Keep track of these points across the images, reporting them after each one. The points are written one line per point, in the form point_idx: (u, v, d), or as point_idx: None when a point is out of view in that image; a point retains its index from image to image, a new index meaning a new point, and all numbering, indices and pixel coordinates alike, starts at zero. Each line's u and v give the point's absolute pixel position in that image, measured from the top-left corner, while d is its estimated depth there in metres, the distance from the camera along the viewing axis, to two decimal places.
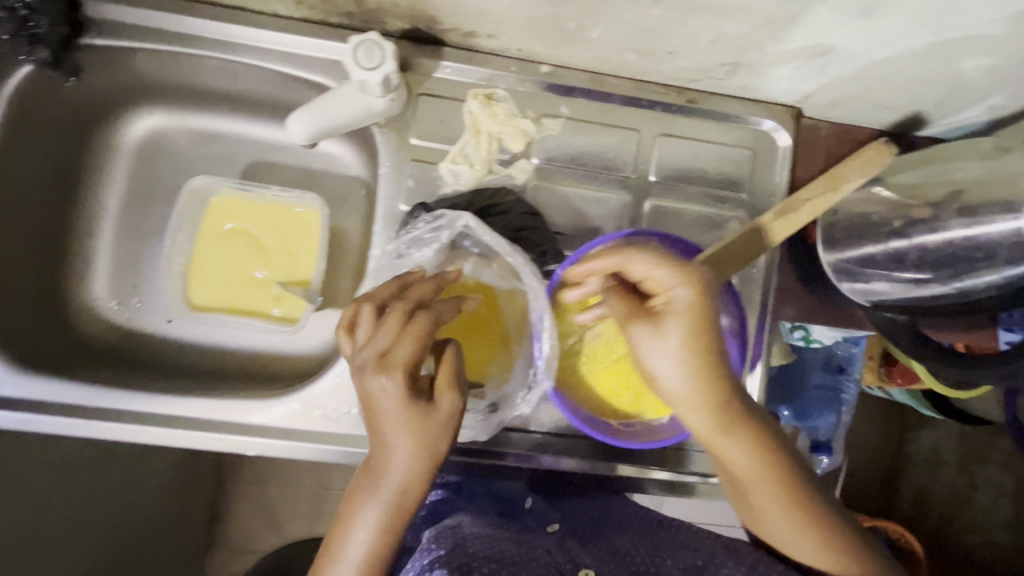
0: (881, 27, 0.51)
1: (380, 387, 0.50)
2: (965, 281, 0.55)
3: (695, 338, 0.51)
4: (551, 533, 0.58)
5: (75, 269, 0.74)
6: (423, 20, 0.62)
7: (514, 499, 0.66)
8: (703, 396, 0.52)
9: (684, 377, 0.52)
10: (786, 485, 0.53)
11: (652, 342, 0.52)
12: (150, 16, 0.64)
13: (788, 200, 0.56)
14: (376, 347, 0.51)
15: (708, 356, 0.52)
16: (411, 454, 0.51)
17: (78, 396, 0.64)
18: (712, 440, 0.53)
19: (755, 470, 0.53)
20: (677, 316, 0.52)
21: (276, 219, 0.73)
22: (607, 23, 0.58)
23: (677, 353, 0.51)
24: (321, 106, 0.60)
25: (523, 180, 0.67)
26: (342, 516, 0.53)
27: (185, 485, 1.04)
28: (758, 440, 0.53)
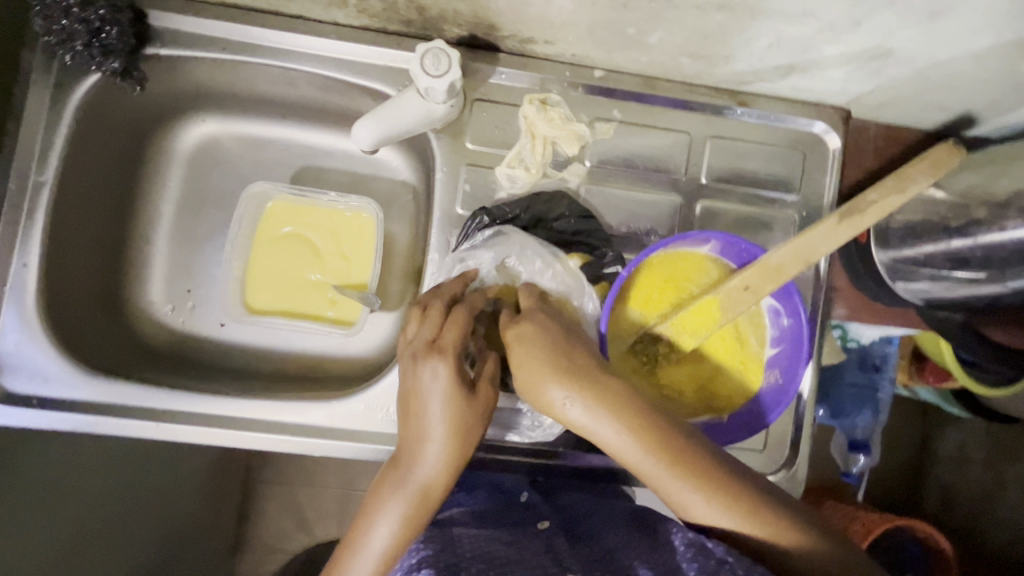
0: (945, 31, 0.52)
1: (431, 372, 0.52)
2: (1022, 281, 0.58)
3: (543, 343, 0.51)
4: (540, 531, 0.54)
5: (131, 274, 0.76)
6: (483, 26, 0.63)
7: (512, 492, 0.65)
8: (580, 390, 0.48)
9: (556, 381, 0.49)
10: (692, 464, 0.47)
11: (519, 355, 0.51)
12: (211, 25, 0.66)
13: (852, 203, 0.54)
14: (423, 338, 0.54)
15: (561, 356, 0.50)
16: (445, 445, 0.52)
17: (144, 399, 0.66)
18: (580, 426, 0.49)
19: (652, 458, 0.47)
20: (518, 338, 0.52)
21: (331, 224, 0.74)
22: (668, 28, 0.58)
23: (535, 362, 0.50)
24: (386, 114, 0.61)
25: (576, 183, 0.68)
26: (365, 510, 0.52)
27: (216, 486, 1.06)
28: (645, 423, 0.48)
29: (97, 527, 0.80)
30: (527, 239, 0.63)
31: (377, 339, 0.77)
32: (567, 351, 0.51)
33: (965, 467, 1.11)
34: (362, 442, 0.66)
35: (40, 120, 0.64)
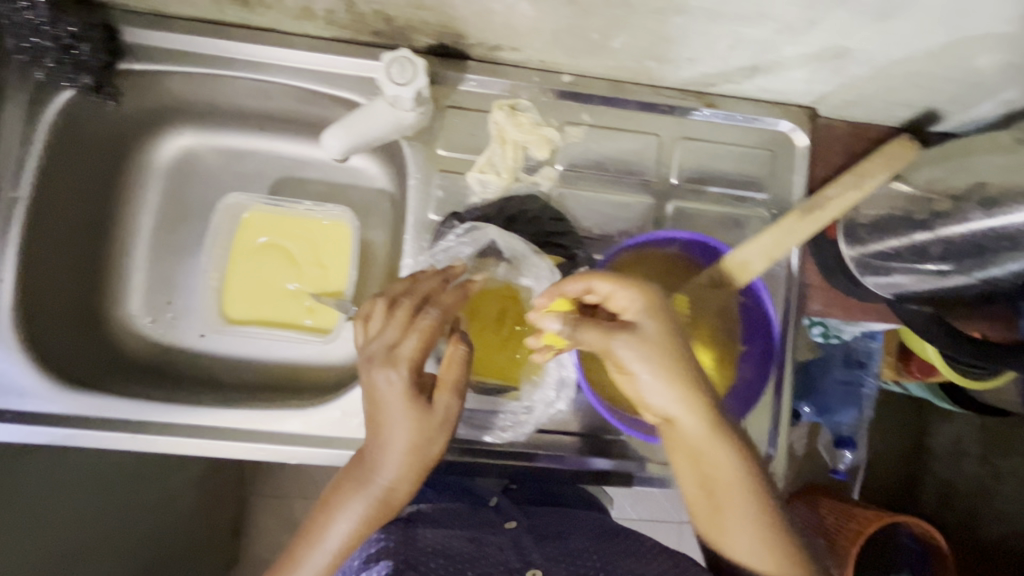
0: (899, 29, 0.53)
1: (386, 380, 0.53)
2: (987, 272, 0.57)
3: (676, 343, 0.50)
4: (507, 530, 0.56)
5: (110, 286, 0.76)
6: (451, 35, 0.64)
7: (483, 496, 0.65)
8: (699, 402, 0.50)
9: (679, 389, 0.49)
10: (756, 494, 0.51)
11: (646, 345, 0.49)
12: (183, 39, 0.66)
13: (811, 200, 0.57)
14: (384, 342, 0.53)
15: (689, 366, 0.50)
16: (401, 455, 0.54)
17: (118, 411, 0.66)
18: (696, 440, 0.50)
19: (729, 477, 0.50)
20: (652, 324, 0.49)
21: (307, 234, 0.75)
22: (630, 33, 0.59)
23: (660, 357, 0.49)
24: (355, 122, 0.62)
25: (548, 186, 0.69)
26: (326, 503, 0.56)
27: (211, 498, 1.04)
28: (734, 447, 0.51)
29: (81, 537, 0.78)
30: (504, 232, 0.63)
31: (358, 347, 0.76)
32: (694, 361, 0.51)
33: (959, 463, 1.11)
34: (339, 448, 0.66)
35: (15, 137, 0.65)
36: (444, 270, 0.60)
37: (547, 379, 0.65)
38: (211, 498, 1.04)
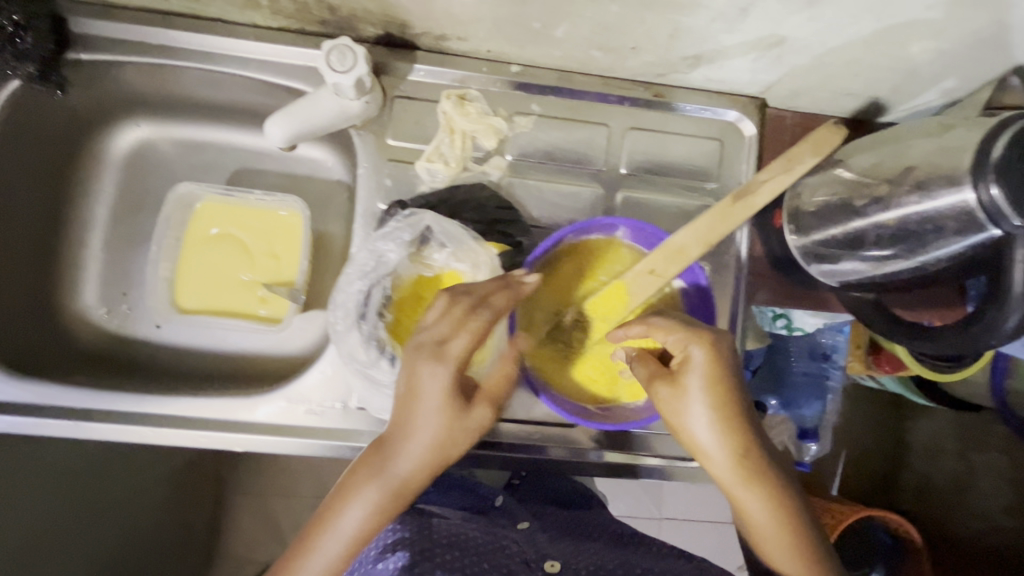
0: (828, 16, 0.53)
1: (430, 373, 0.53)
2: (924, 256, 0.54)
3: (720, 390, 0.55)
4: (522, 529, 0.70)
5: (63, 277, 0.76)
6: (396, 25, 0.64)
7: (487, 496, 0.82)
8: (740, 445, 0.54)
9: (721, 431, 0.54)
10: (793, 527, 0.55)
11: (692, 393, 0.55)
12: (132, 30, 0.67)
13: (746, 184, 0.58)
14: (435, 333, 0.53)
15: (732, 410, 0.55)
16: (428, 445, 0.54)
17: (64, 398, 0.66)
18: (734, 489, 0.55)
19: (767, 516, 0.55)
20: (699, 373, 0.54)
21: (260, 223, 0.75)
22: (570, 21, 0.60)
23: (702, 404, 0.54)
24: (299, 110, 0.62)
25: (497, 176, 0.69)
26: (342, 488, 0.55)
27: (186, 495, 1.04)
28: (774, 486, 0.55)
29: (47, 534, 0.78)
30: (439, 217, 0.61)
31: (312, 337, 0.77)
32: (740, 404, 0.55)
33: (937, 459, 1.10)
34: (284, 436, 0.66)
35: None
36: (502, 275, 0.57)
37: (487, 365, 0.61)
38: (188, 494, 1.04)
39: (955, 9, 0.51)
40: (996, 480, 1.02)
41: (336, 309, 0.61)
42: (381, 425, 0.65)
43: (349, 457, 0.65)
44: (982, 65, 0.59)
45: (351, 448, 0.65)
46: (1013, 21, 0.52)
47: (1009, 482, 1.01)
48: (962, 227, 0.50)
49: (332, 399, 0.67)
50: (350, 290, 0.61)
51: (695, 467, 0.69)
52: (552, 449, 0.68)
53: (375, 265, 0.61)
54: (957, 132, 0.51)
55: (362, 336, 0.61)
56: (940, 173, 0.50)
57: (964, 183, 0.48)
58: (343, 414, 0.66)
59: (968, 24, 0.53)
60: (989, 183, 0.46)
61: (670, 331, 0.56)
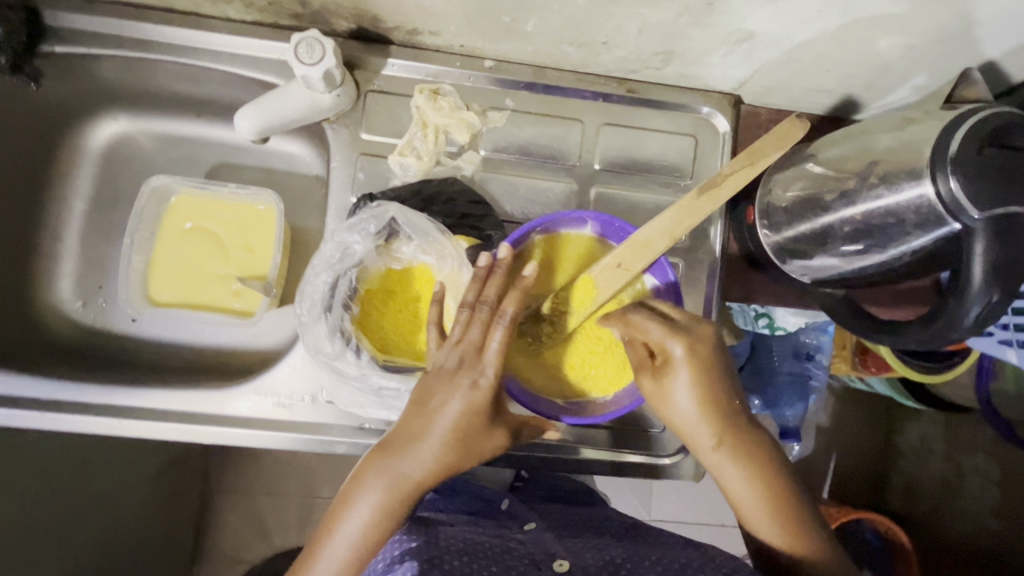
0: (793, 10, 0.53)
1: (472, 382, 0.53)
2: (893, 250, 0.54)
3: (704, 373, 0.55)
4: (528, 529, 0.68)
5: (41, 270, 0.76)
6: (368, 18, 0.64)
7: (492, 499, 0.81)
8: (722, 425, 0.56)
9: (705, 413, 0.56)
10: (783, 510, 0.55)
11: (677, 379, 0.56)
12: (106, 23, 0.67)
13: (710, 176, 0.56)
14: (471, 343, 0.54)
15: (714, 394, 0.56)
16: (441, 449, 0.53)
17: (34, 390, 0.66)
18: (715, 468, 0.57)
19: (756, 497, 0.55)
20: (682, 362, 0.55)
21: (235, 217, 0.75)
22: (540, 15, 0.60)
23: (688, 388, 0.55)
24: (269, 102, 0.64)
25: (471, 171, 0.70)
26: (345, 494, 0.54)
27: (174, 492, 1.03)
28: (762, 467, 0.55)
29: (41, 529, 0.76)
30: (405, 210, 0.62)
31: (287, 331, 0.77)
32: (723, 389, 0.56)
33: (927, 459, 1.05)
34: (255, 429, 0.66)
35: None
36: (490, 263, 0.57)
37: None
38: (174, 491, 1.03)
39: (918, 4, 0.51)
40: (982, 483, 0.93)
41: (303, 300, 0.63)
42: (350, 418, 0.66)
43: (319, 450, 0.66)
44: (950, 60, 0.59)
45: (320, 442, 0.66)
46: (977, 16, 0.52)
47: (996, 485, 0.91)
48: (922, 221, 0.49)
49: (302, 393, 0.67)
50: (316, 282, 0.62)
51: (668, 463, 0.71)
52: (524, 442, 0.70)
53: (341, 256, 0.62)
54: (918, 126, 0.51)
55: (328, 326, 0.62)
56: (902, 166, 0.50)
57: (923, 176, 0.48)
58: (312, 408, 0.66)
59: (933, 18, 0.53)
60: (948, 176, 0.46)
61: (653, 324, 0.56)
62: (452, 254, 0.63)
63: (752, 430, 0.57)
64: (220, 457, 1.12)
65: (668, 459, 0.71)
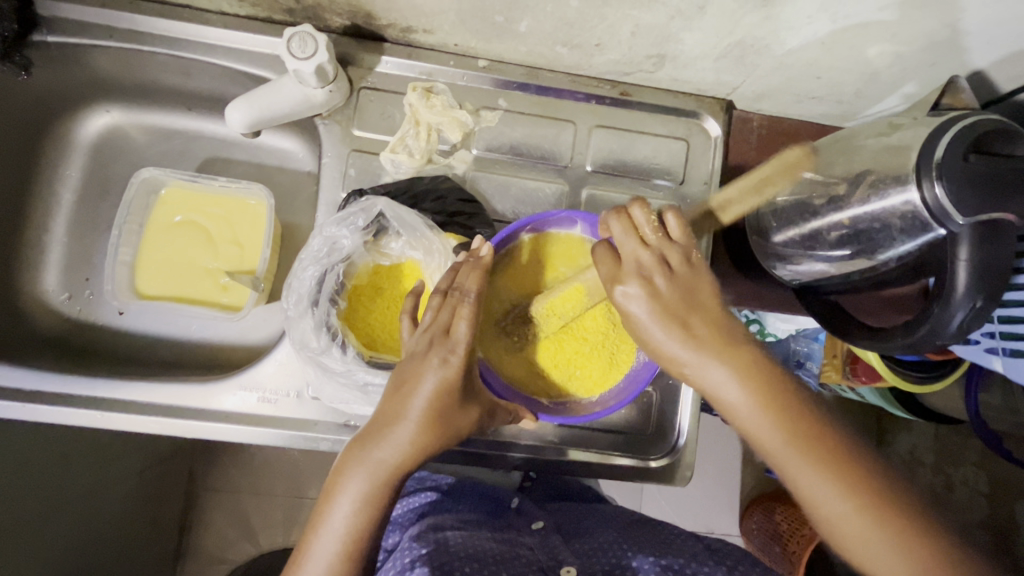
0: (783, 16, 0.54)
1: (442, 360, 0.50)
2: (880, 256, 0.54)
3: (666, 298, 0.48)
4: (536, 530, 0.72)
5: (28, 261, 0.75)
6: (362, 15, 0.65)
7: (502, 499, 0.82)
8: (704, 350, 0.47)
9: (679, 342, 0.47)
10: (809, 436, 0.45)
11: (636, 314, 0.48)
12: (99, 13, 0.67)
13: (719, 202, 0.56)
14: (440, 325, 0.52)
15: (682, 317, 0.47)
16: (417, 430, 0.49)
17: (13, 380, 0.65)
18: (714, 402, 0.47)
19: (771, 427, 0.45)
20: (630, 297, 0.48)
21: (224, 211, 0.75)
22: (533, 16, 0.60)
23: (648, 320, 0.48)
24: (258, 97, 0.64)
25: (462, 169, 0.70)
26: (327, 489, 0.50)
27: (156, 492, 1.02)
28: (767, 389, 0.46)
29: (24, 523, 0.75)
30: (393, 204, 0.61)
31: (274, 327, 0.76)
32: (690, 311, 0.48)
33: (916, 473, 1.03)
34: (239, 425, 0.66)
35: None
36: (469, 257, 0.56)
37: None
38: (158, 488, 1.02)
39: (906, 11, 0.51)
40: (971, 495, 0.94)
41: (289, 295, 0.62)
42: (335, 415, 0.66)
43: (303, 446, 0.66)
44: (938, 69, 0.59)
45: (305, 437, 0.65)
46: (964, 25, 0.52)
47: (986, 498, 0.92)
48: (908, 227, 0.50)
49: (287, 388, 0.66)
50: (304, 276, 0.62)
51: (659, 466, 0.71)
52: (510, 443, 0.70)
53: (329, 251, 0.62)
54: (903, 133, 0.52)
55: (315, 321, 0.61)
56: (887, 172, 0.51)
57: (909, 183, 0.48)
58: (298, 404, 0.66)
59: (920, 26, 0.53)
60: (933, 183, 0.46)
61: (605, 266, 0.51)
62: (438, 250, 0.63)
63: (744, 348, 0.47)
64: (207, 456, 1.11)
65: (656, 462, 0.71)
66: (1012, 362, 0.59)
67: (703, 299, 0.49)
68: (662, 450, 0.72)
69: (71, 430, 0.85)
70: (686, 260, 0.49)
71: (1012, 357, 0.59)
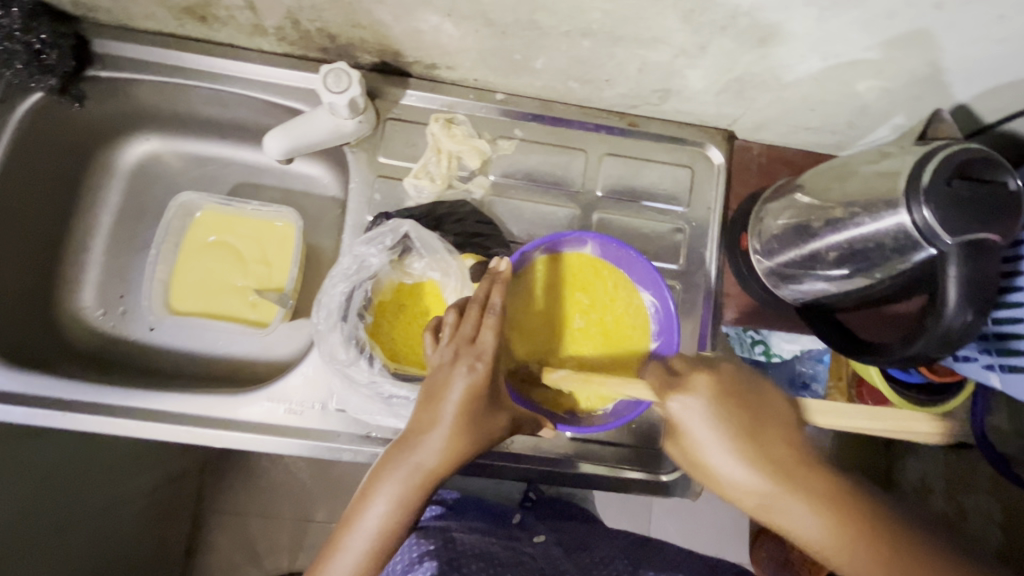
0: (780, 55, 0.59)
1: (468, 368, 0.52)
2: (878, 273, 0.57)
3: (725, 408, 0.50)
4: (538, 542, 0.74)
5: (67, 279, 0.79)
6: (390, 53, 0.70)
7: (505, 514, 0.84)
8: (760, 464, 0.48)
9: (746, 460, 0.48)
10: (903, 555, 0.42)
11: (692, 426, 0.51)
12: (149, 51, 0.73)
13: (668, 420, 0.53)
14: (463, 337, 0.54)
15: (745, 429, 0.49)
16: (450, 436, 0.52)
17: (54, 390, 0.68)
18: (768, 503, 0.47)
19: (849, 549, 0.44)
20: (685, 407, 0.51)
21: (257, 233, 0.80)
22: (547, 55, 0.65)
23: (703, 427, 0.50)
24: (294, 128, 0.70)
25: (480, 195, 0.74)
26: (363, 488, 0.53)
27: (167, 510, 1.03)
28: (842, 505, 0.45)
29: (41, 537, 0.77)
30: (418, 226, 0.65)
31: (296, 345, 0.80)
32: (752, 421, 0.50)
33: (929, 500, 0.98)
34: (262, 435, 0.68)
35: None
36: (487, 272, 0.59)
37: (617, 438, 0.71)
38: (167, 508, 1.03)
39: (891, 51, 0.56)
40: (986, 524, 0.86)
41: (319, 310, 0.67)
42: (357, 427, 0.68)
43: (326, 457, 0.68)
44: (924, 102, 0.64)
45: (328, 448, 0.68)
46: (945, 63, 0.57)
47: (1000, 527, 0.84)
48: (901, 246, 0.53)
49: (312, 400, 0.69)
50: (333, 292, 0.66)
51: (667, 483, 0.73)
52: (523, 455, 0.72)
53: (357, 268, 0.66)
54: (892, 159, 0.56)
55: (343, 335, 0.65)
56: (878, 198, 0.54)
57: (901, 206, 0.51)
58: (322, 415, 0.69)
59: (906, 64, 0.58)
60: (921, 206, 0.49)
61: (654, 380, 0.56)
62: (453, 271, 0.67)
63: (802, 458, 0.48)
64: (216, 477, 1.12)
65: (665, 476, 0.73)
66: (1009, 378, 0.61)
67: (767, 409, 0.51)
68: (669, 465, 0.73)
69: (93, 448, 0.88)
70: (752, 377, 0.53)
71: (1007, 373, 0.61)
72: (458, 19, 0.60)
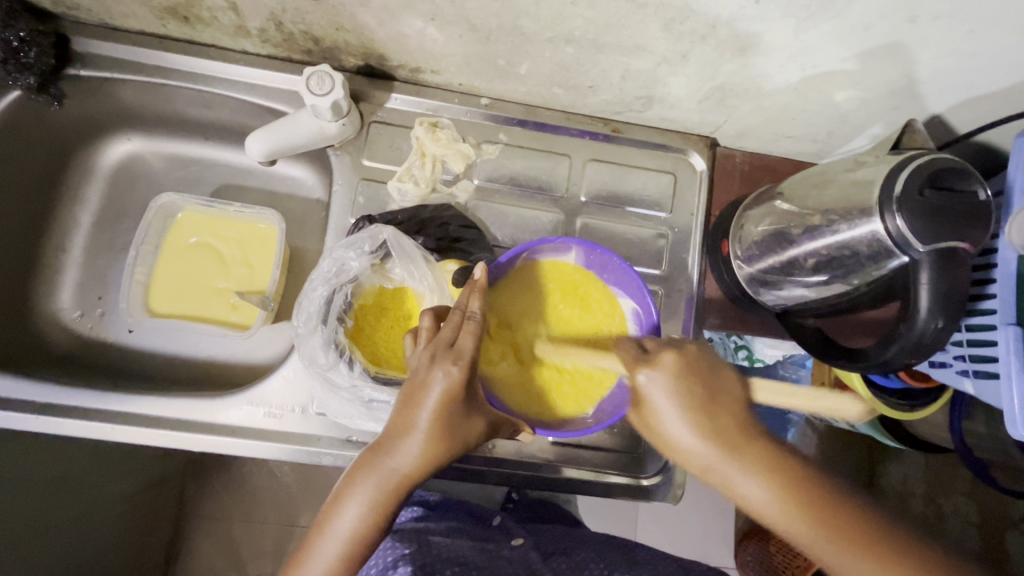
0: (759, 65, 0.59)
1: (445, 373, 0.52)
2: (855, 280, 0.58)
3: (689, 386, 0.49)
4: (515, 546, 0.74)
5: (45, 280, 0.78)
6: (375, 56, 0.70)
7: (484, 516, 0.84)
8: (718, 440, 0.48)
9: (701, 434, 0.48)
10: (834, 517, 0.46)
11: (657, 402, 0.49)
12: (130, 51, 0.72)
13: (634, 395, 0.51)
14: (441, 341, 0.54)
15: (706, 407, 0.49)
16: (427, 441, 0.52)
17: (29, 393, 0.67)
18: (720, 475, 0.48)
19: (793, 515, 0.46)
20: (652, 384, 0.50)
21: (239, 235, 0.79)
22: (532, 61, 0.66)
23: (667, 404, 0.49)
24: (277, 130, 0.69)
25: (465, 199, 0.74)
26: (337, 492, 0.53)
27: (147, 516, 1.02)
28: (780, 472, 0.47)
29: (18, 541, 0.76)
30: (398, 233, 0.65)
31: (279, 348, 0.79)
32: (714, 399, 0.49)
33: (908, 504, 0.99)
34: (241, 439, 0.68)
35: None
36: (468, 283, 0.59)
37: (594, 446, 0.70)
38: (147, 513, 1.02)
39: (867, 62, 0.57)
40: (964, 527, 0.89)
41: (300, 313, 0.66)
42: (337, 431, 0.68)
43: (306, 461, 0.68)
44: (899, 112, 0.65)
45: (307, 453, 0.67)
46: (919, 75, 0.58)
47: (976, 528, 0.87)
48: (876, 254, 0.54)
49: (293, 404, 0.69)
50: (313, 296, 0.66)
51: (650, 487, 0.73)
52: (504, 459, 0.72)
53: (337, 272, 0.66)
54: (867, 168, 0.57)
55: (323, 338, 0.65)
56: (853, 206, 0.55)
57: (875, 215, 0.52)
58: (302, 419, 0.68)
59: (881, 75, 0.59)
60: (894, 215, 0.50)
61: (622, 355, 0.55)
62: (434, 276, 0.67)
63: (752, 432, 0.49)
64: (198, 481, 1.11)
65: (648, 480, 0.73)
66: (980, 384, 0.62)
67: (726, 387, 0.50)
68: (651, 469, 0.74)
69: (73, 451, 0.86)
70: (711, 357, 0.52)
71: (980, 379, 0.62)
72: (442, 23, 0.61)
